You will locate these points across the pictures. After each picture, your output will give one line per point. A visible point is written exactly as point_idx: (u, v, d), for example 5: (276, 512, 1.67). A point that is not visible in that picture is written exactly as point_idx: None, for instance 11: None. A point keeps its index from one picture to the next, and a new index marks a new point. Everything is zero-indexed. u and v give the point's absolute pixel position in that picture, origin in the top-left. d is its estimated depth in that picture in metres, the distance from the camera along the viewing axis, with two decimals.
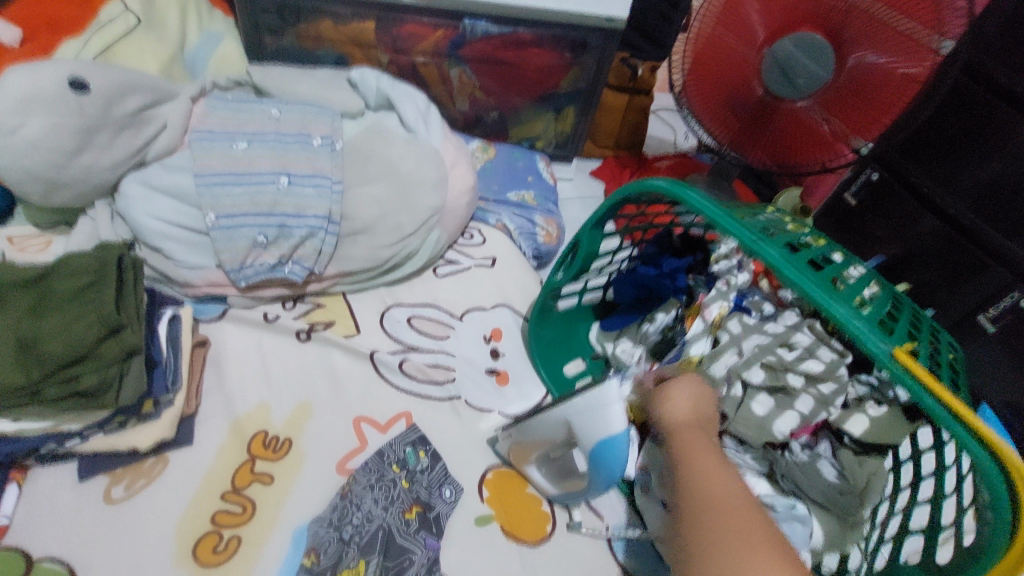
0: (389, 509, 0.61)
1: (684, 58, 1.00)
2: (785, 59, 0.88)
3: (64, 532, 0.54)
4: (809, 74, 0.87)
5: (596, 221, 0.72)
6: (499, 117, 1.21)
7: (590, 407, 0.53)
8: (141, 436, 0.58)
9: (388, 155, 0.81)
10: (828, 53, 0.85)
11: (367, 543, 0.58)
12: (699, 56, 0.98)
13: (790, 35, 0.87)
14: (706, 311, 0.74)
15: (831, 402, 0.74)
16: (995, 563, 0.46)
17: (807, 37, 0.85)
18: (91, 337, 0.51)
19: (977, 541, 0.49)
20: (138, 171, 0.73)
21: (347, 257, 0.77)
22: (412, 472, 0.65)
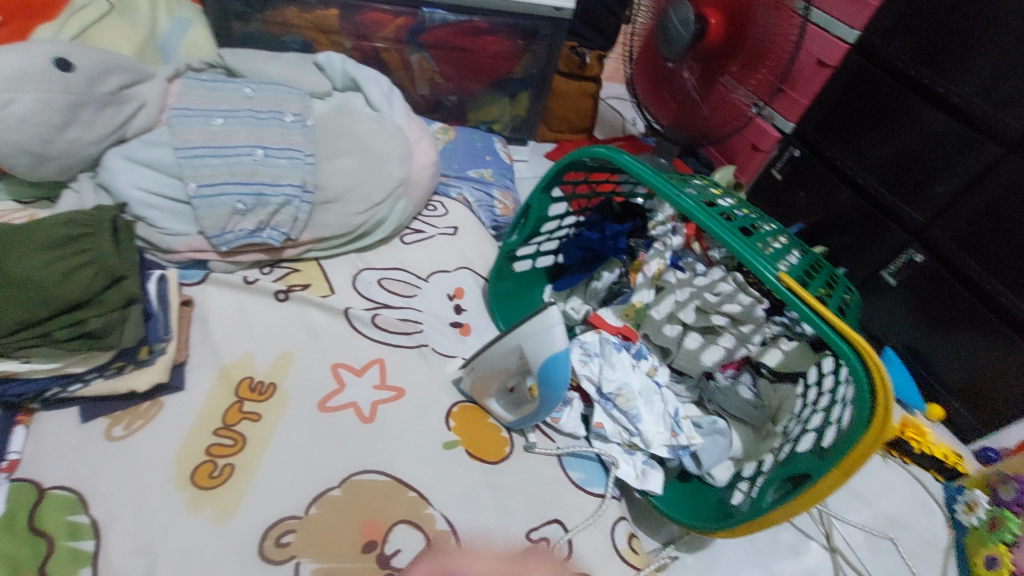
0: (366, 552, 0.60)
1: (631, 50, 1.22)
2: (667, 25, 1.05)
3: (70, 464, 0.60)
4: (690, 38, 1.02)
5: (543, 187, 0.80)
6: (458, 101, 1.29)
7: (537, 331, 0.63)
8: (138, 379, 0.64)
9: (356, 132, 0.88)
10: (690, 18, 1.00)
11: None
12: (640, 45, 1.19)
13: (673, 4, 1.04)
14: (646, 267, 0.87)
15: (749, 339, 0.84)
16: (861, 443, 0.55)
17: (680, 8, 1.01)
18: (96, 283, 0.58)
19: (852, 428, 0.57)
20: (119, 147, 0.78)
21: (320, 224, 0.84)
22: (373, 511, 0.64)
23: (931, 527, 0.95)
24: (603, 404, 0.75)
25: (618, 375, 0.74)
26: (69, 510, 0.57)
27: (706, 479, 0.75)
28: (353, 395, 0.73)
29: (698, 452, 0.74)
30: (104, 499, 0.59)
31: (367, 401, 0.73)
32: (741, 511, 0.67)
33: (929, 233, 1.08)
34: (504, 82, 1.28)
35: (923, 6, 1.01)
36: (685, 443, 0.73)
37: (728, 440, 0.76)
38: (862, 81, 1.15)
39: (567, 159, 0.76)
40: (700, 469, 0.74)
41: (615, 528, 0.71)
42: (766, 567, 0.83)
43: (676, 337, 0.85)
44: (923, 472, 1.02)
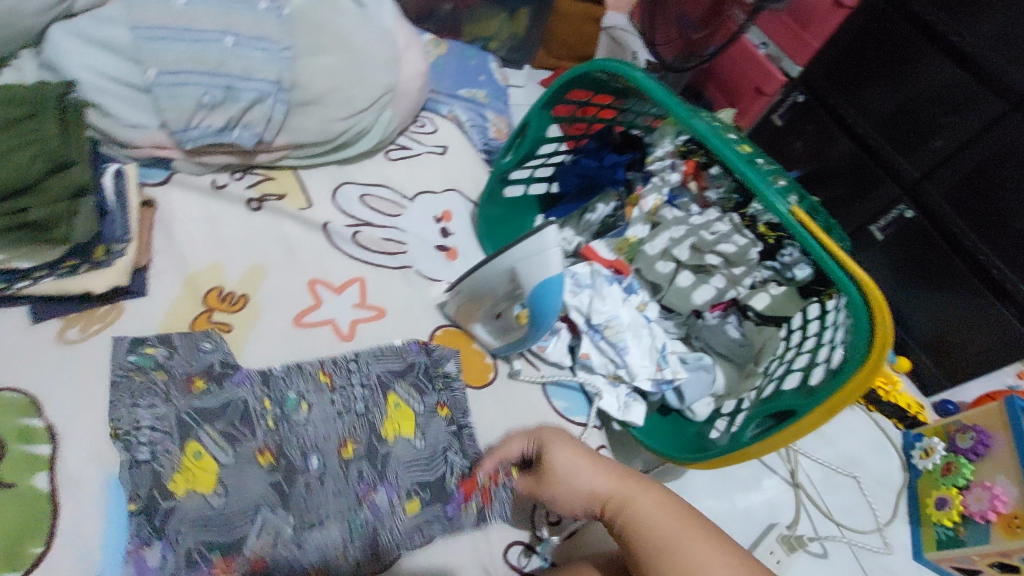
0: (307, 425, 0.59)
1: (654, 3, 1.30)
2: None
3: (19, 365, 0.55)
4: None
5: (544, 102, 0.74)
6: (452, 11, 1.19)
7: (532, 252, 0.59)
8: (93, 280, 0.59)
9: (340, 26, 0.79)
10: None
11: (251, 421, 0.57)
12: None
13: None
14: (642, 201, 0.84)
15: (739, 281, 0.83)
16: (852, 376, 0.55)
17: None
18: (39, 170, 0.52)
19: (847, 361, 0.57)
20: (65, 21, 0.69)
21: (297, 128, 0.77)
22: (284, 413, 0.59)
23: (887, 469, 0.99)
24: (591, 335, 0.74)
25: (608, 307, 0.72)
26: (19, 413, 0.53)
27: (686, 413, 0.75)
28: (331, 312, 0.70)
29: (682, 387, 0.73)
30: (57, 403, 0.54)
31: (346, 319, 0.70)
32: (720, 444, 0.68)
33: (922, 188, 1.06)
34: None
35: None
36: (669, 376, 0.72)
37: (711, 378, 0.75)
38: (879, 20, 1.09)
39: (572, 74, 0.70)
40: (682, 404, 0.73)
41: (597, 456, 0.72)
42: (730, 498, 0.86)
43: (669, 273, 0.83)
44: (886, 420, 1.05)
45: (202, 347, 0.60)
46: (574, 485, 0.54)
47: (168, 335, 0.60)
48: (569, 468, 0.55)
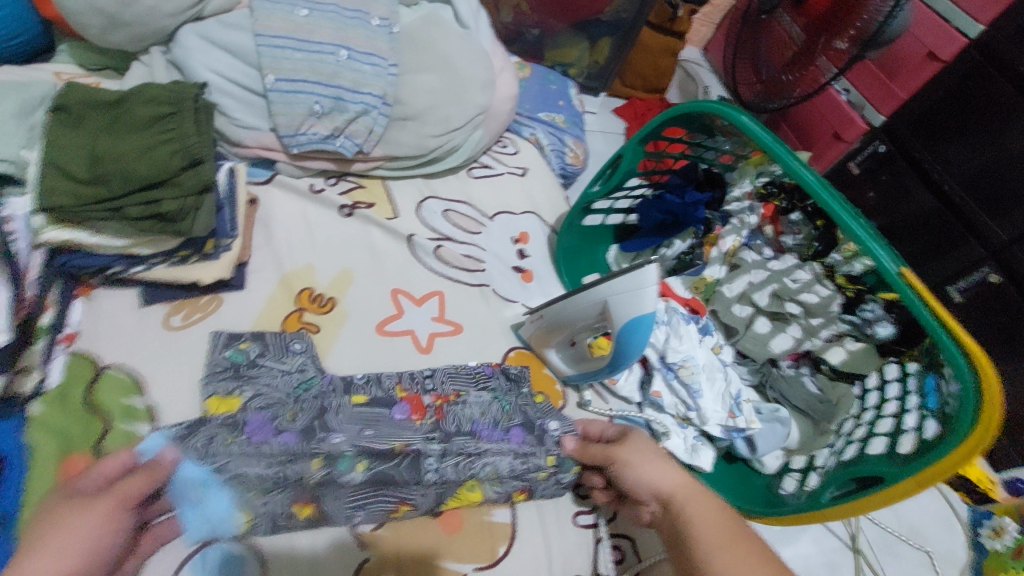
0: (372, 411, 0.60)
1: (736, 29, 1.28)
2: None
3: (128, 345, 0.58)
4: None
5: (640, 139, 0.75)
6: (538, 35, 1.21)
7: (627, 288, 0.59)
8: (203, 272, 0.62)
9: (443, 47, 0.82)
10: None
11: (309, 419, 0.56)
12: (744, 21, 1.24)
13: None
14: (720, 241, 0.84)
15: (815, 333, 0.81)
16: (952, 454, 0.52)
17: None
18: (174, 166, 0.54)
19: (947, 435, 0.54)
20: (192, 25, 0.73)
21: (393, 140, 0.79)
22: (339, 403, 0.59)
23: (950, 545, 0.94)
24: (664, 372, 0.74)
25: (685, 347, 0.72)
26: (126, 392, 0.56)
27: (754, 464, 0.75)
28: (412, 323, 0.71)
29: (754, 436, 0.72)
30: (159, 385, 0.57)
31: (425, 331, 0.71)
32: (794, 501, 0.67)
33: (1010, 254, 1.02)
34: (589, 24, 1.20)
35: None
36: (742, 425, 0.71)
37: (786, 430, 0.74)
38: (977, 73, 1.04)
39: (676, 111, 0.71)
40: (752, 454, 0.72)
41: None
42: (783, 554, 0.83)
43: (746, 317, 0.83)
44: (952, 492, 1.00)
45: (293, 347, 0.62)
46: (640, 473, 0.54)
47: (261, 332, 0.62)
48: (639, 456, 0.54)
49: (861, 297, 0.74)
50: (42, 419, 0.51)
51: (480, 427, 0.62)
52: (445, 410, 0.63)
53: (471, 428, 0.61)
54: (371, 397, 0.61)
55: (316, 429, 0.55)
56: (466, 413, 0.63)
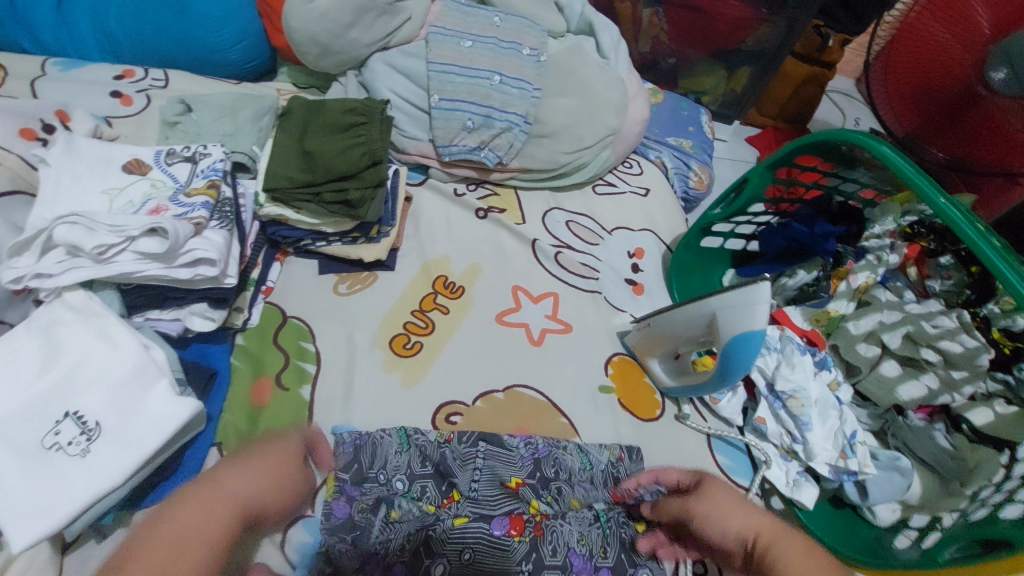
0: (490, 475, 0.63)
1: (886, 52, 1.06)
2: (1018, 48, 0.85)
3: (305, 302, 0.73)
4: None
5: (770, 164, 0.76)
6: (674, 64, 1.25)
7: (739, 304, 0.61)
8: (366, 251, 0.75)
9: (583, 75, 0.90)
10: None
11: (436, 465, 0.63)
12: (901, 46, 1.03)
13: None
14: (852, 276, 0.80)
15: (956, 387, 0.73)
16: None
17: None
18: (361, 163, 0.68)
19: None
20: (382, 52, 0.89)
21: (530, 155, 0.89)
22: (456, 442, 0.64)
23: None
24: (770, 400, 0.73)
25: (795, 377, 0.71)
26: (300, 337, 0.70)
27: (864, 512, 0.70)
28: (527, 317, 0.78)
29: (867, 483, 0.68)
30: (324, 337, 0.70)
31: (538, 325, 0.78)
32: (903, 556, 0.63)
33: None
34: (728, 53, 1.21)
35: None
36: (854, 468, 0.68)
37: (906, 483, 0.68)
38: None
39: (811, 139, 0.71)
40: (863, 501, 0.69)
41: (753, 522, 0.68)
42: None
43: (873, 358, 0.77)
44: None
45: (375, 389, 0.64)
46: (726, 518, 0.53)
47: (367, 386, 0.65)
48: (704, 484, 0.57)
49: (1019, 355, 0.71)
50: (244, 347, 0.67)
51: (575, 558, 0.58)
52: (544, 524, 0.60)
53: (565, 560, 0.58)
54: (472, 462, 0.63)
55: (445, 475, 0.63)
56: (564, 535, 0.59)
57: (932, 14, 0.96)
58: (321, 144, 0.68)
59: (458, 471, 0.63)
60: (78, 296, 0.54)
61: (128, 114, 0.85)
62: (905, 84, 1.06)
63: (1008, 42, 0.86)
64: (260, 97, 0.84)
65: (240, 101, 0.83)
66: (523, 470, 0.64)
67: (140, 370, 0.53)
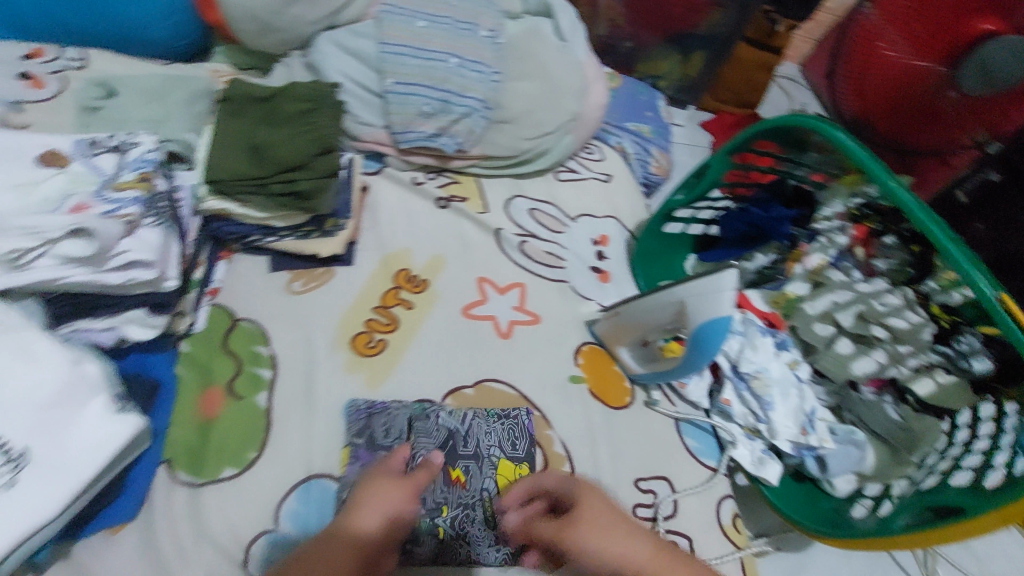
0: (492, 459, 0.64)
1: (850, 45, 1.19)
2: (987, 57, 0.95)
3: (257, 302, 0.68)
4: (1002, 72, 0.94)
5: (729, 149, 0.78)
6: (630, 48, 1.24)
7: (706, 289, 0.61)
8: (321, 245, 0.71)
9: (543, 58, 0.88)
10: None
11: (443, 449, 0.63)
12: (862, 41, 1.16)
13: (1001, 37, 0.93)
14: (805, 258, 0.84)
15: (903, 360, 0.77)
16: None
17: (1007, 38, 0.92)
18: (311, 152, 0.64)
19: None
20: (330, 31, 0.84)
21: (490, 141, 0.86)
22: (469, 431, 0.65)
23: None
24: (735, 382, 0.74)
25: (759, 359, 0.73)
26: (253, 341, 0.65)
27: (823, 485, 0.73)
28: (494, 310, 0.76)
29: (826, 456, 0.71)
30: (280, 339, 0.66)
31: (505, 318, 0.76)
32: (860, 526, 0.65)
33: None
34: (683, 38, 1.21)
35: None
36: (814, 443, 0.71)
37: (860, 454, 0.72)
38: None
39: (771, 124, 0.73)
40: (823, 474, 0.71)
41: (721, 504, 0.69)
42: None
43: (829, 336, 0.81)
44: None
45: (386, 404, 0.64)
46: (607, 546, 0.48)
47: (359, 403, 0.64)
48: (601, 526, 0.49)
49: (957, 328, 0.70)
50: (190, 354, 0.62)
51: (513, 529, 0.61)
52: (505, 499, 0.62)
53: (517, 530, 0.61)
54: (478, 447, 0.64)
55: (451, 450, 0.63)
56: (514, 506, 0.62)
57: (891, 22, 1.09)
58: (266, 135, 0.64)
59: (466, 452, 0.63)
60: None
61: (39, 98, 0.74)
62: (864, 69, 1.17)
63: (980, 51, 0.96)
64: (193, 79, 0.77)
65: (173, 85, 0.75)
66: (510, 451, 0.65)
67: (72, 390, 0.47)
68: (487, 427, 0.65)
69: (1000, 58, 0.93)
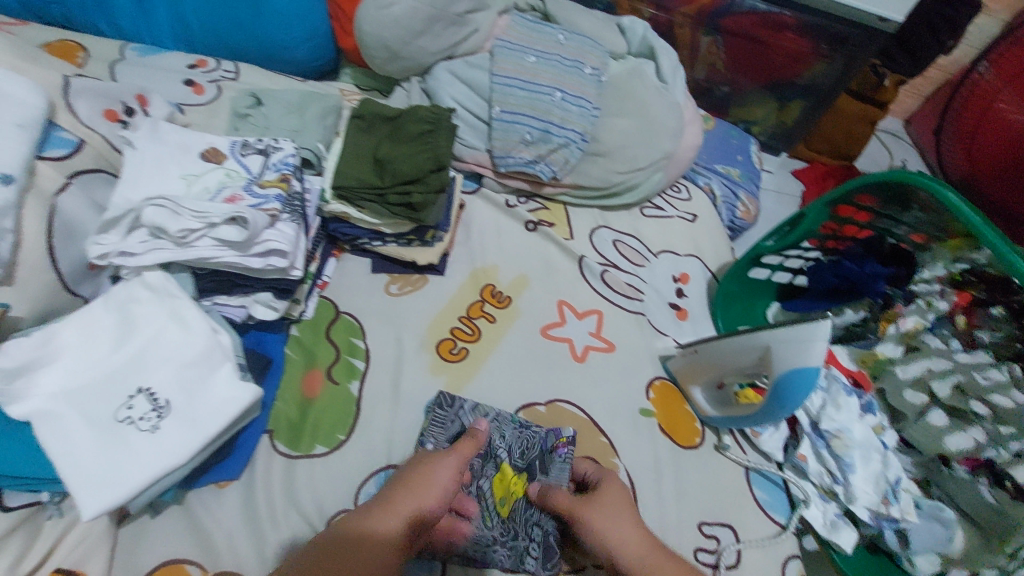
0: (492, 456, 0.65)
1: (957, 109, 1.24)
2: None
3: (358, 299, 0.74)
4: None
5: (829, 200, 0.77)
6: (726, 93, 1.25)
7: (795, 338, 0.61)
8: (419, 254, 0.77)
9: (642, 97, 0.91)
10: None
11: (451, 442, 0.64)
12: (972, 104, 1.21)
13: None
14: (901, 320, 0.81)
15: (1003, 440, 0.69)
16: None
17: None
18: (426, 168, 0.70)
19: None
20: (448, 62, 0.92)
21: (583, 172, 0.90)
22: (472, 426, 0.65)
23: None
24: (813, 439, 0.72)
25: (841, 418, 0.70)
26: (352, 334, 0.71)
27: (902, 563, 0.69)
28: (571, 333, 0.79)
29: (909, 531, 0.68)
30: (375, 335, 0.72)
31: (582, 342, 0.78)
32: None
33: None
34: (782, 86, 1.21)
35: None
36: (895, 515, 0.67)
37: (948, 535, 0.68)
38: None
39: (875, 179, 0.71)
40: (903, 550, 0.68)
41: (788, 563, 0.67)
42: None
43: (920, 405, 0.76)
44: None
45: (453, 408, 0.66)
46: (602, 528, 0.55)
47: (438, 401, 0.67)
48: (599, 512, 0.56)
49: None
50: (297, 338, 0.69)
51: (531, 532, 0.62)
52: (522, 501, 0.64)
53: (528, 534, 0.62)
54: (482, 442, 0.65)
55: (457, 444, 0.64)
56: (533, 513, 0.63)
57: (1007, 85, 1.15)
58: (390, 150, 0.71)
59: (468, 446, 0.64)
60: (156, 276, 0.56)
61: (199, 103, 0.84)
62: (970, 130, 1.21)
63: None
64: (326, 96, 0.87)
65: (311, 100, 0.85)
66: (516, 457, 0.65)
67: (209, 356, 0.54)
68: (504, 432, 0.66)
69: None
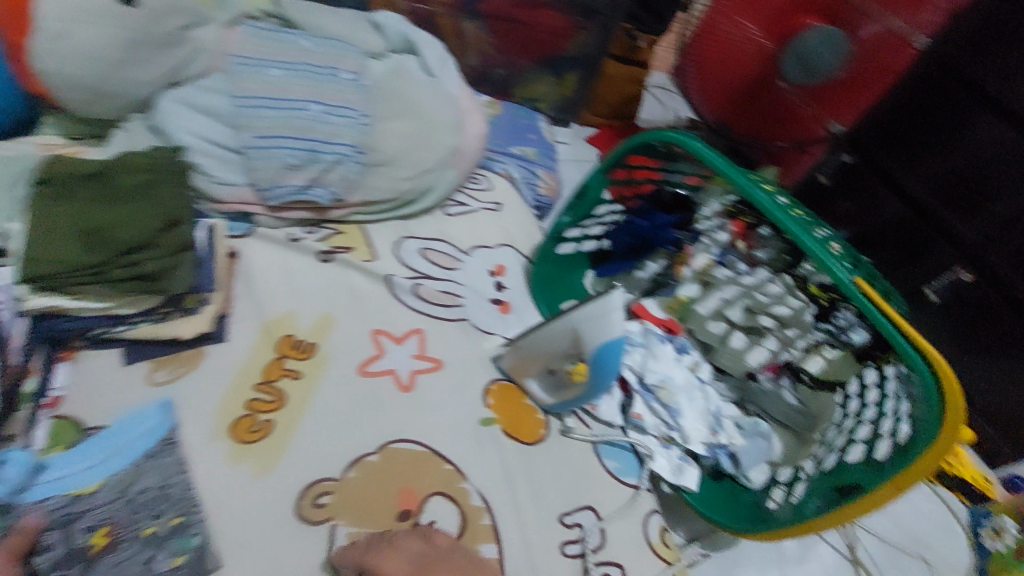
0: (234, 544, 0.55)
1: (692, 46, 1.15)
2: (808, 49, 0.99)
3: (111, 404, 0.59)
4: (822, 61, 0.99)
5: (606, 167, 0.80)
6: (506, 75, 1.26)
7: (595, 314, 0.65)
8: (184, 327, 0.64)
9: (412, 95, 0.86)
10: (841, 40, 0.97)
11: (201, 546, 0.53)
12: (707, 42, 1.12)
13: (813, 26, 0.98)
14: (692, 261, 0.86)
15: (792, 343, 0.79)
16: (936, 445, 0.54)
17: (820, 28, 0.98)
18: (152, 229, 0.60)
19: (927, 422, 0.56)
20: (173, 91, 0.77)
21: (368, 186, 0.82)
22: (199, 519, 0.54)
23: (951, 549, 0.90)
24: (643, 395, 0.75)
25: (661, 369, 0.76)
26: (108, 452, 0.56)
27: (741, 480, 0.74)
28: (393, 362, 0.72)
29: (739, 453, 0.74)
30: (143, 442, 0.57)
31: (406, 369, 0.72)
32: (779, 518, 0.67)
33: (985, 253, 0.95)
34: (555, 60, 1.25)
35: (1001, 32, 0.88)
36: (723, 442, 0.74)
37: (768, 443, 0.76)
38: (997, 16, 0.88)
39: (638, 140, 0.76)
40: (738, 470, 0.74)
41: (648, 521, 0.69)
42: (784, 572, 0.80)
43: (721, 333, 0.85)
44: (948, 493, 0.96)
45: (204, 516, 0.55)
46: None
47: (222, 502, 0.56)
48: None
49: (834, 307, 0.71)
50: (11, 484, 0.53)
51: None
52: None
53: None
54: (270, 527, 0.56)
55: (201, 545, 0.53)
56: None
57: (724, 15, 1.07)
58: (99, 217, 0.59)
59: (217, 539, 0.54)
60: None
61: None
62: (707, 67, 1.15)
63: (795, 45, 1.00)
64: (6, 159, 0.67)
65: None
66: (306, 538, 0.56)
67: None
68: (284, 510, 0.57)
69: (815, 48, 0.99)
